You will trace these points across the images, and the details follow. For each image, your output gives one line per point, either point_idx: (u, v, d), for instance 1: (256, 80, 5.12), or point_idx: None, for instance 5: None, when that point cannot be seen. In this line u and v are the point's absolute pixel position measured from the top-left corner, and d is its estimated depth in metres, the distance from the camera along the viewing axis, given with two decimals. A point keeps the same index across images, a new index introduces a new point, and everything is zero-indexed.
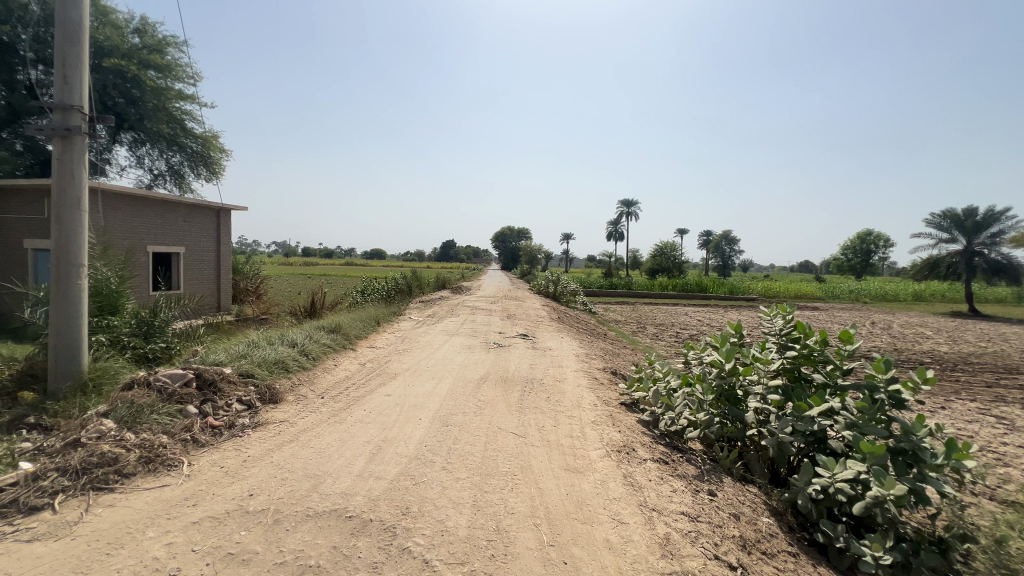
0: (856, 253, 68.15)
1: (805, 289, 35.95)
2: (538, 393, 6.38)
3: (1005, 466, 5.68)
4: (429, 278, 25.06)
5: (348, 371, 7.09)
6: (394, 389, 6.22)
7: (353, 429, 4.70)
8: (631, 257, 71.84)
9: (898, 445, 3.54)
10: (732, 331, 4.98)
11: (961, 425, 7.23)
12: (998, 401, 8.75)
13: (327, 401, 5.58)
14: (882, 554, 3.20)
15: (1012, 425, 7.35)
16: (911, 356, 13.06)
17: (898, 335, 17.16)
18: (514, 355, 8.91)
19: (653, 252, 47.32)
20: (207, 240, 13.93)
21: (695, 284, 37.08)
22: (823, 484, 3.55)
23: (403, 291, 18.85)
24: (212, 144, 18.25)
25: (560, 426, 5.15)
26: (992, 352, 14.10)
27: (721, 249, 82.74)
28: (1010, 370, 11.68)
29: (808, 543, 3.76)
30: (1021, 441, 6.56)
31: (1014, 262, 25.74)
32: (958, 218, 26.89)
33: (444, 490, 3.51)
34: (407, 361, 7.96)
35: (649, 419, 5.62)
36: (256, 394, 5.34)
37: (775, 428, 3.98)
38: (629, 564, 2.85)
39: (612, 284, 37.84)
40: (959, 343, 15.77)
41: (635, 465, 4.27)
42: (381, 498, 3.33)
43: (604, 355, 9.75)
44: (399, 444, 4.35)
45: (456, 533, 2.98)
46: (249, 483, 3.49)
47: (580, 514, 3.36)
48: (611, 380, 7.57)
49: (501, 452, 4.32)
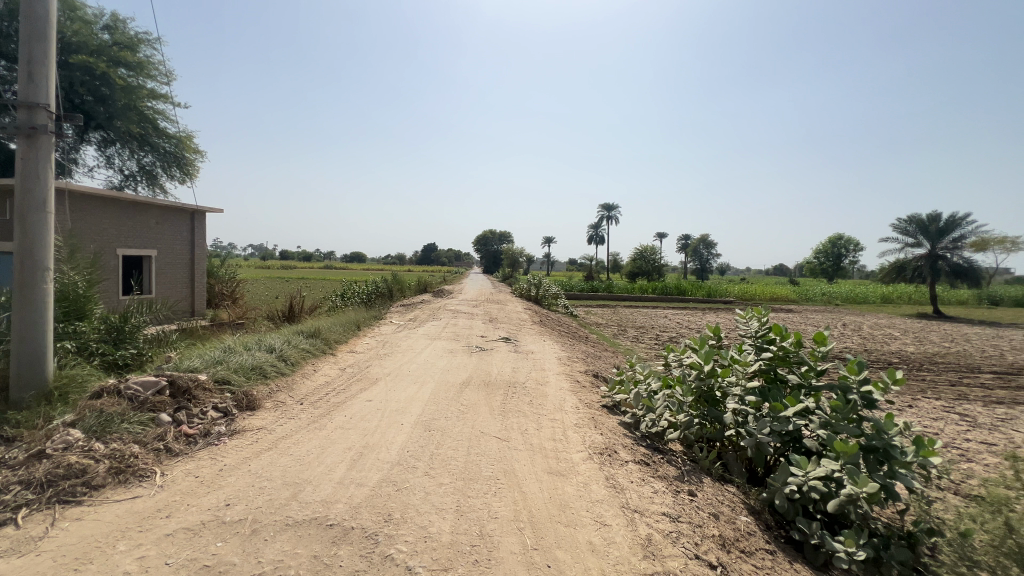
0: (827, 257, 70.40)
1: (780, 292, 36.92)
2: (520, 397, 6.38)
3: (968, 461, 5.93)
4: (409, 282, 24.89)
5: (328, 376, 6.98)
6: (375, 395, 6.14)
7: (333, 436, 4.62)
8: (611, 261, 72.67)
9: (870, 443, 3.65)
10: (711, 333, 5.07)
11: (927, 423, 7.52)
12: (961, 399, 9.15)
13: (307, 408, 5.48)
14: (855, 550, 3.29)
15: (974, 421, 7.68)
16: (880, 357, 13.53)
17: (868, 336, 17.77)
18: (496, 358, 8.90)
19: (634, 256, 47.94)
20: (180, 243, 13.55)
21: (675, 287, 37.64)
22: (798, 483, 3.64)
23: (383, 295, 18.67)
24: (187, 145, 17.83)
25: (543, 429, 5.16)
26: (956, 352, 14.71)
27: (699, 252, 84.50)
28: (972, 368, 12.22)
29: (785, 541, 3.85)
30: (983, 437, 6.86)
31: (974, 266, 26.92)
32: (923, 224, 27.98)
33: (426, 496, 3.49)
34: (388, 366, 7.89)
35: (630, 421, 5.68)
36: (233, 401, 5.22)
37: (753, 429, 4.06)
38: (612, 566, 2.88)
39: (593, 287, 38.18)
40: (924, 343, 16.40)
41: (617, 467, 4.31)
42: (362, 505, 3.29)
43: (585, 358, 9.82)
44: (380, 450, 4.31)
45: (439, 539, 2.96)
46: (226, 493, 3.40)
47: (563, 517, 3.38)
48: (593, 382, 7.64)
49: (484, 456, 4.30)
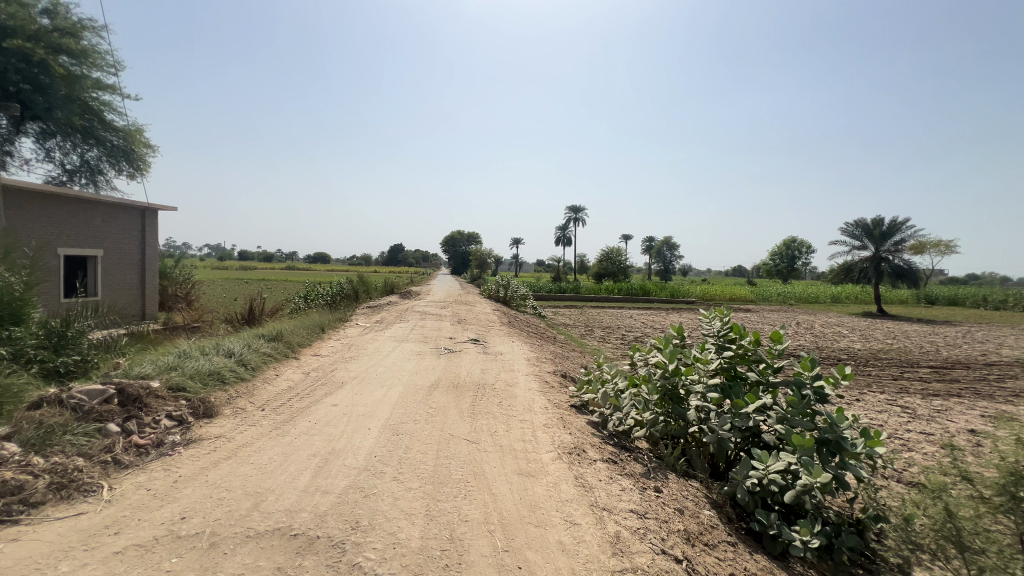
0: (782, 258, 73.76)
1: (739, 292, 38.39)
2: (489, 399, 6.36)
3: (909, 450, 6.34)
4: (375, 283, 24.46)
5: (291, 381, 6.76)
6: (341, 399, 5.99)
7: (296, 442, 4.48)
8: (578, 262, 73.66)
9: (823, 436, 3.83)
10: (675, 333, 5.19)
11: (873, 415, 7.99)
12: (903, 393, 9.76)
13: (269, 414, 5.29)
14: (809, 538, 3.46)
15: (915, 413, 8.21)
16: (830, 354, 14.26)
17: (819, 334, 18.70)
18: (465, 360, 8.84)
19: (600, 258, 48.67)
20: (129, 243, 12.81)
21: (640, 288, 38.49)
22: (759, 476, 3.80)
23: (349, 297, 18.25)
24: (136, 138, 16.89)
25: (512, 430, 5.17)
26: (898, 348, 15.69)
27: (662, 254, 87.04)
28: (912, 363, 13.06)
29: (745, 532, 4.01)
30: (921, 428, 7.35)
31: (913, 267, 28.79)
32: (868, 228, 29.67)
33: (395, 501, 3.43)
34: (354, 369, 7.71)
35: (598, 420, 5.77)
36: (189, 408, 4.98)
37: (715, 425, 4.21)
38: (582, 565, 2.91)
39: (560, 287, 38.60)
40: (870, 340, 17.41)
41: (586, 466, 4.37)
42: (328, 513, 3.20)
43: (554, 359, 9.90)
44: (346, 456, 4.20)
45: (408, 545, 2.91)
46: (180, 505, 3.23)
47: (533, 518, 3.39)
48: (561, 382, 7.72)
49: (453, 459, 4.27)
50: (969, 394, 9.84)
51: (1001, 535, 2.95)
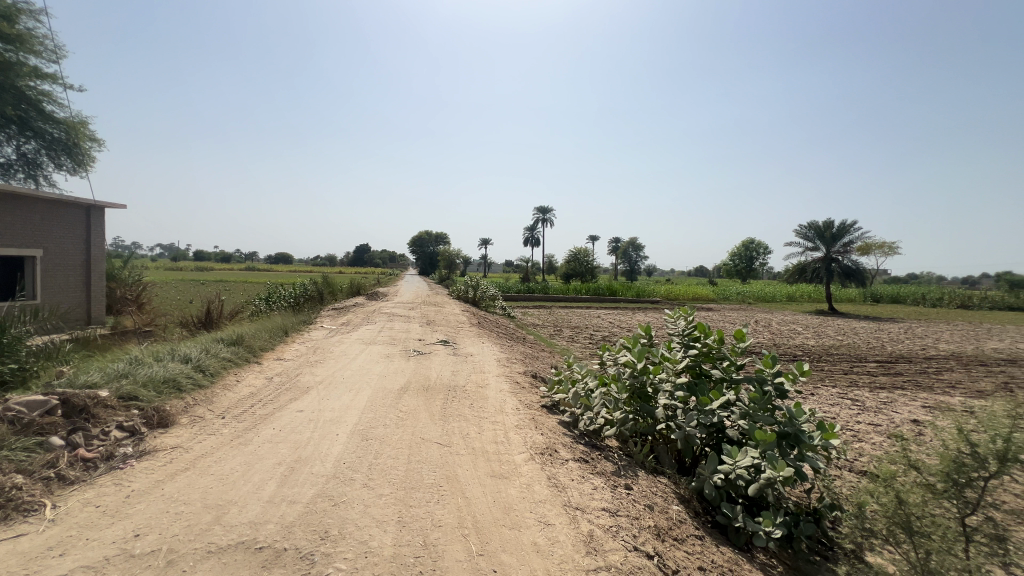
0: (741, 259, 76.61)
1: (701, 291, 39.68)
2: (461, 401, 6.31)
3: (859, 441, 6.71)
4: (340, 285, 23.90)
5: (254, 387, 6.50)
6: (307, 404, 5.80)
7: (260, 451, 4.31)
8: (547, 262, 74.23)
9: (783, 430, 3.98)
10: (642, 332, 5.29)
11: (826, 409, 8.40)
12: (853, 386, 10.32)
13: (230, 422, 5.06)
14: (772, 529, 3.60)
15: (864, 405, 8.70)
16: (787, 350, 14.91)
17: (776, 331, 19.54)
18: (435, 362, 8.75)
19: (568, 258, 49.29)
20: (73, 242, 12.01)
21: (607, 289, 39.19)
22: (726, 471, 3.90)
23: (312, 298, 17.75)
24: (79, 132, 15.93)
25: (484, 433, 5.15)
26: (847, 344, 16.59)
27: (628, 255, 89.16)
28: (860, 358, 13.84)
29: (712, 525, 4.13)
30: (870, 419, 7.78)
31: (860, 267, 30.47)
32: (819, 230, 31.18)
33: (366, 509, 3.34)
34: (320, 373, 7.49)
35: (570, 419, 5.81)
36: (141, 418, 4.70)
37: (683, 422, 4.31)
38: (557, 565, 2.92)
39: (529, 288, 38.81)
40: (822, 337, 18.33)
41: (558, 466, 4.39)
42: (295, 524, 3.09)
43: (524, 359, 9.93)
44: (314, 463, 4.07)
45: (380, 553, 2.85)
46: (133, 522, 3.04)
47: (507, 520, 3.38)
48: (532, 383, 7.76)
49: (425, 463, 4.21)
50: (911, 386, 10.51)
51: (945, 520, 3.14)
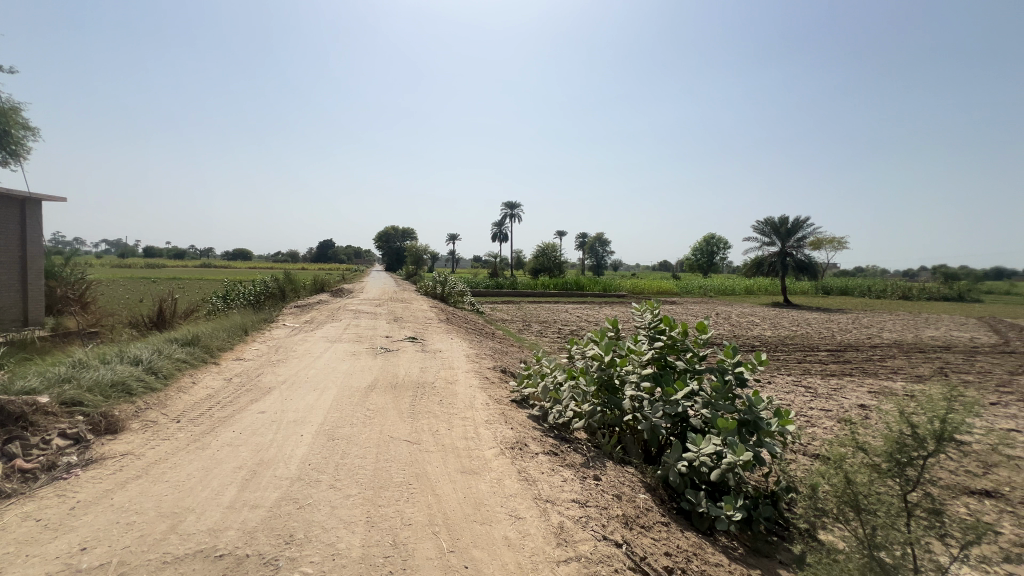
0: (702, 254, 79.09)
1: (665, 285, 40.74)
2: (429, 397, 6.26)
3: (812, 426, 7.07)
4: (304, 282, 23.22)
5: (211, 389, 6.23)
6: (269, 405, 5.61)
7: (220, 454, 4.14)
8: (515, 258, 74.43)
9: (743, 417, 4.15)
10: (610, 326, 5.37)
11: (782, 396, 8.81)
12: (806, 374, 10.85)
13: (185, 426, 4.83)
14: (733, 512, 3.74)
15: (816, 392, 9.16)
16: (746, 341, 15.52)
17: (736, 323, 20.29)
18: (403, 359, 8.63)
19: (536, 253, 49.57)
20: (6, 238, 11.13)
21: (574, 283, 39.72)
22: (691, 458, 4.03)
23: (274, 296, 17.17)
24: (10, 118, 14.75)
25: (454, 429, 5.12)
26: (801, 334, 17.41)
27: (594, 250, 90.77)
28: (812, 348, 14.56)
29: (676, 512, 4.26)
30: (822, 405, 8.22)
31: (813, 261, 32.01)
32: (775, 226, 32.51)
33: (332, 510, 3.27)
34: (283, 372, 7.26)
35: (539, 413, 5.86)
36: (87, 425, 4.43)
37: (649, 413, 4.43)
38: (528, 558, 2.94)
39: (497, 283, 38.79)
40: (778, 328, 19.19)
41: (528, 460, 4.43)
42: (258, 529, 2.99)
43: (493, 354, 9.93)
44: (277, 465, 3.95)
45: (348, 554, 2.79)
46: (79, 535, 2.86)
47: (478, 515, 3.38)
48: (501, 378, 7.78)
49: (393, 461, 4.15)
50: (858, 373, 11.14)
51: (889, 496, 3.33)
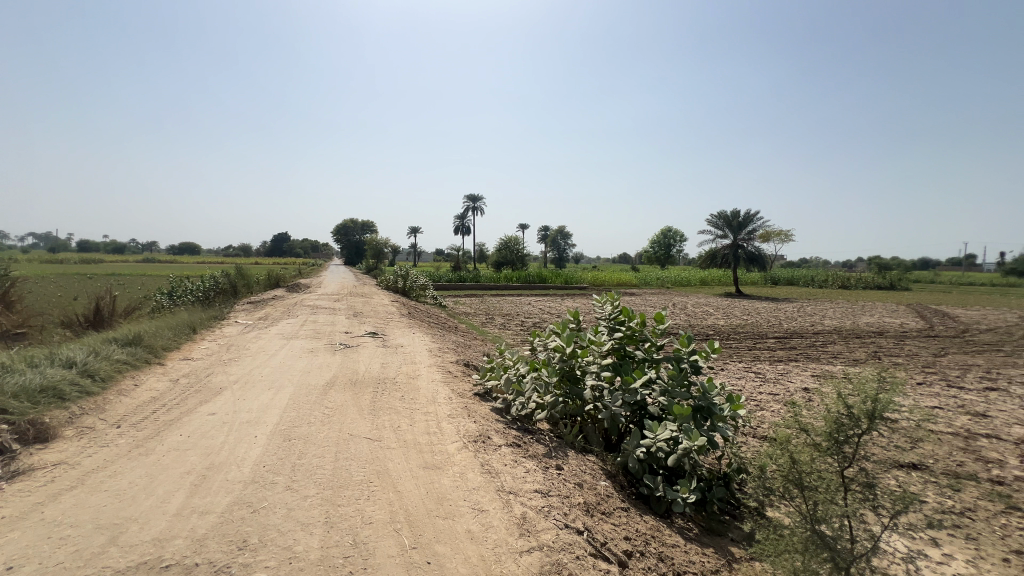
0: (660, 247, 81.54)
1: (625, 277, 41.73)
2: (391, 393, 6.16)
3: (762, 409, 7.46)
4: (257, 277, 22.25)
5: (156, 391, 5.88)
6: (220, 406, 5.36)
7: (166, 460, 3.92)
8: (477, 250, 74.16)
9: (698, 403, 4.32)
10: (571, 317, 5.44)
11: (734, 382, 9.23)
12: (756, 361, 11.42)
13: (126, 431, 4.54)
14: (688, 495, 3.90)
15: (765, 378, 9.66)
16: (701, 331, 16.14)
17: (692, 313, 21.07)
18: (363, 355, 8.44)
19: (499, 246, 49.52)
20: None
21: (537, 276, 40.02)
22: (648, 445, 4.16)
23: (224, 292, 16.36)
24: None
25: (416, 424, 5.07)
26: (752, 323, 18.28)
27: (556, 243, 91.84)
28: (762, 335, 15.33)
29: (636, 497, 4.40)
30: (770, 389, 8.68)
31: (762, 253, 33.60)
32: (728, 220, 33.85)
33: (289, 512, 3.17)
34: (235, 372, 6.95)
35: (502, 405, 5.88)
36: (12, 434, 4.08)
37: (609, 402, 4.54)
38: (491, 550, 2.96)
39: (460, 277, 38.52)
40: (730, 317, 20.08)
41: (491, 452, 4.44)
42: (208, 535, 2.86)
43: (457, 348, 9.88)
44: (229, 469, 3.78)
45: (306, 557, 2.71)
46: (4, 554, 2.64)
47: (441, 510, 3.36)
48: (464, 371, 7.75)
49: (353, 460, 4.06)
50: (803, 358, 11.82)
51: (829, 473, 3.56)
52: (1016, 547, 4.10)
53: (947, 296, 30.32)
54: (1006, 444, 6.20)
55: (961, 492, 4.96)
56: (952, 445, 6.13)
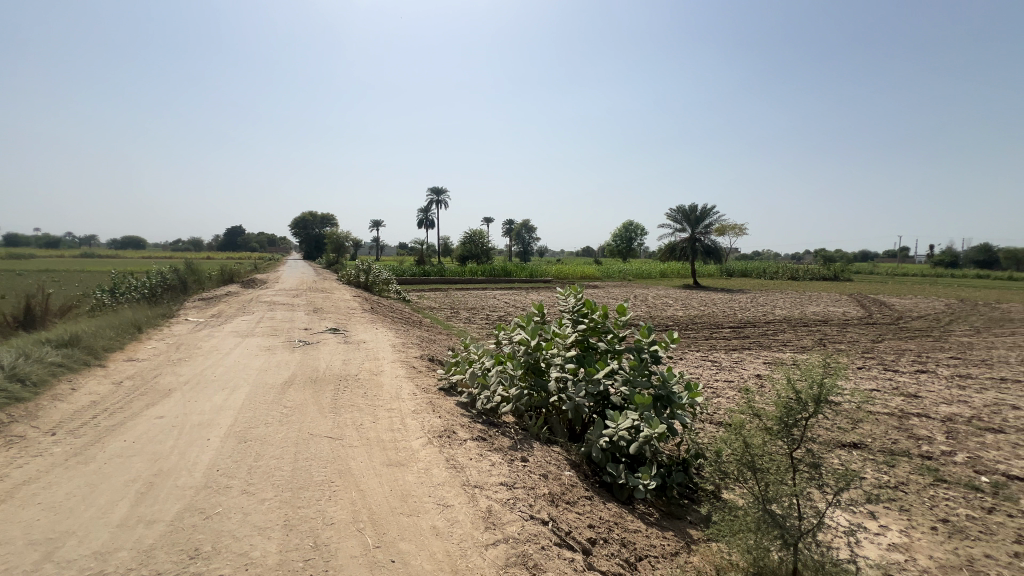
0: (621, 240, 83.33)
1: (588, 270, 42.40)
2: (353, 390, 6.02)
3: (718, 396, 7.78)
4: (209, 272, 21.19)
5: (97, 394, 5.51)
6: (169, 409, 5.08)
7: (108, 468, 3.68)
8: (442, 244, 73.44)
9: (658, 392, 4.44)
10: (535, 310, 5.46)
11: (692, 371, 9.58)
12: (713, 350, 11.89)
13: (62, 439, 4.22)
14: (649, 481, 4.02)
15: (721, 366, 10.08)
16: (661, 321, 16.63)
17: (652, 305, 21.68)
18: (324, 352, 8.20)
19: (463, 239, 49.21)
20: None
21: (502, 269, 40.06)
22: (611, 434, 4.25)
23: (173, 288, 15.49)
24: None
25: (380, 421, 4.98)
26: (709, 313, 19.00)
27: (521, 236, 92.10)
28: (717, 325, 15.98)
29: (599, 485, 4.50)
30: (725, 377, 9.06)
31: (718, 246, 34.89)
32: (686, 214, 34.91)
33: (245, 517, 3.04)
34: (185, 372, 6.60)
35: (467, 400, 5.86)
36: None
37: (573, 393, 4.61)
38: (456, 545, 2.95)
39: (424, 270, 38.03)
40: (689, 308, 20.80)
41: (456, 447, 4.42)
42: (156, 546, 2.71)
43: (421, 343, 9.77)
44: (179, 475, 3.59)
45: (264, 562, 2.62)
46: None
47: (405, 508, 3.32)
48: (429, 366, 7.68)
49: (314, 460, 3.94)
50: (756, 346, 12.40)
51: (778, 455, 3.73)
52: (942, 516, 4.46)
53: (884, 287, 32.50)
54: (934, 421, 6.73)
55: (895, 468, 5.35)
56: (887, 424, 6.61)
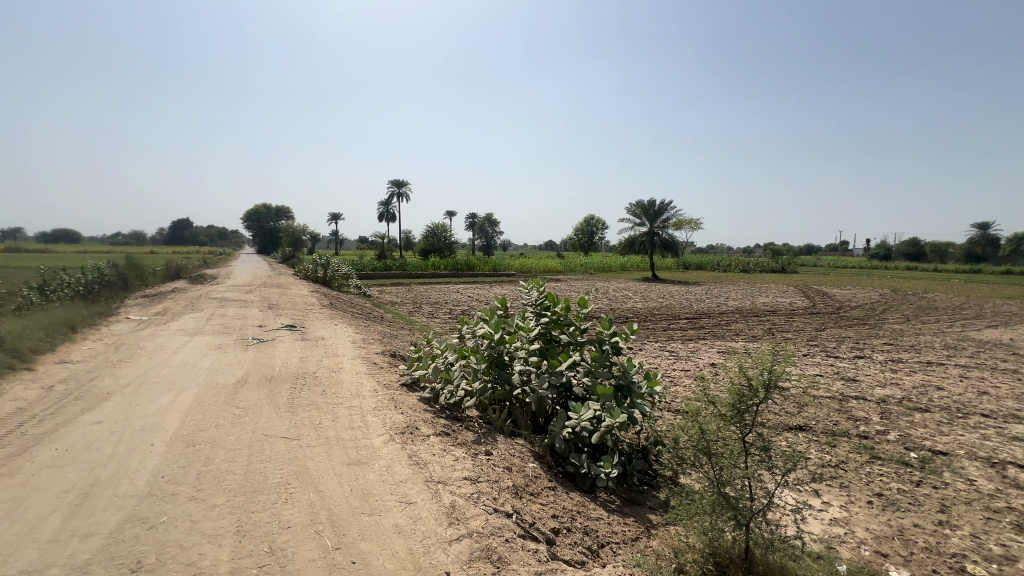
0: (583, 234, 84.52)
1: (551, 264, 42.78)
2: (311, 389, 5.81)
3: (676, 385, 8.04)
4: (152, 267, 19.93)
5: (23, 400, 5.07)
6: (107, 413, 4.74)
7: (36, 480, 3.39)
8: (403, 238, 72.17)
9: (619, 382, 4.54)
10: (499, 304, 5.44)
11: (651, 361, 9.86)
12: (670, 340, 12.28)
13: None
14: (610, 469, 4.11)
15: (678, 355, 10.43)
16: (622, 313, 17.01)
17: (613, 297, 22.17)
18: (279, 349, 7.89)
19: (425, 233, 48.49)
20: None
21: (465, 263, 39.79)
22: (573, 425, 4.31)
23: (112, 285, 14.46)
24: None
25: (339, 419, 4.84)
26: (667, 305, 19.61)
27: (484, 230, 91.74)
28: (675, 316, 16.52)
29: (562, 475, 4.56)
30: (683, 366, 9.38)
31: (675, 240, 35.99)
32: (645, 208, 35.78)
33: (194, 524, 2.89)
34: (126, 374, 6.18)
35: (430, 395, 5.78)
36: None
37: (536, 386, 4.64)
38: (419, 542, 2.91)
39: (386, 265, 37.27)
40: (648, 300, 21.39)
41: (419, 443, 4.36)
42: (93, 561, 2.52)
43: (382, 338, 9.57)
44: (120, 483, 3.36)
45: (215, 571, 2.49)
46: None
47: (366, 507, 3.25)
48: (390, 362, 7.54)
49: (269, 462, 3.79)
50: (711, 336, 12.90)
51: (731, 440, 3.89)
52: (876, 490, 4.80)
53: (826, 278, 34.48)
54: (870, 403, 7.23)
55: (836, 448, 5.72)
56: (829, 407, 7.04)
